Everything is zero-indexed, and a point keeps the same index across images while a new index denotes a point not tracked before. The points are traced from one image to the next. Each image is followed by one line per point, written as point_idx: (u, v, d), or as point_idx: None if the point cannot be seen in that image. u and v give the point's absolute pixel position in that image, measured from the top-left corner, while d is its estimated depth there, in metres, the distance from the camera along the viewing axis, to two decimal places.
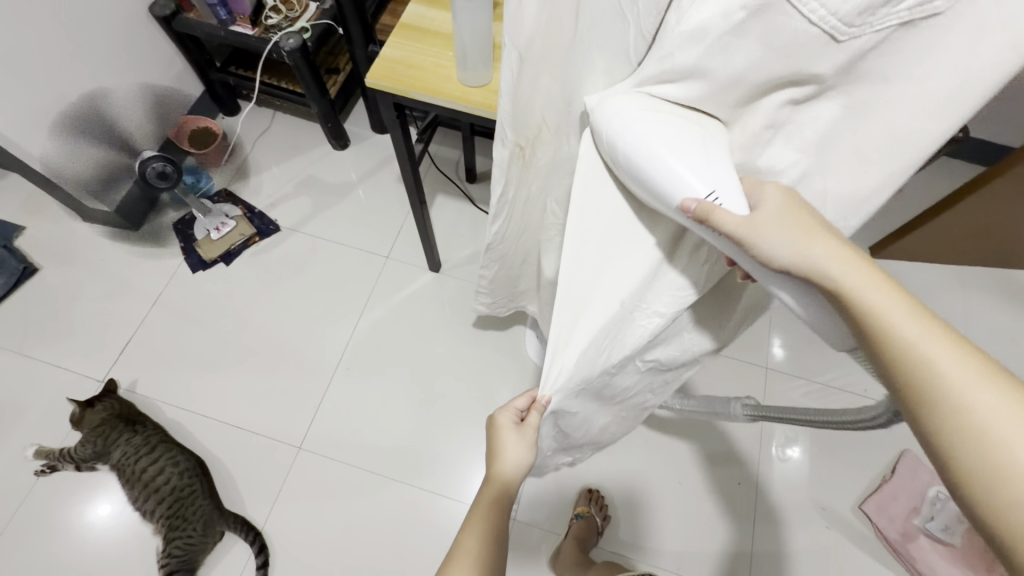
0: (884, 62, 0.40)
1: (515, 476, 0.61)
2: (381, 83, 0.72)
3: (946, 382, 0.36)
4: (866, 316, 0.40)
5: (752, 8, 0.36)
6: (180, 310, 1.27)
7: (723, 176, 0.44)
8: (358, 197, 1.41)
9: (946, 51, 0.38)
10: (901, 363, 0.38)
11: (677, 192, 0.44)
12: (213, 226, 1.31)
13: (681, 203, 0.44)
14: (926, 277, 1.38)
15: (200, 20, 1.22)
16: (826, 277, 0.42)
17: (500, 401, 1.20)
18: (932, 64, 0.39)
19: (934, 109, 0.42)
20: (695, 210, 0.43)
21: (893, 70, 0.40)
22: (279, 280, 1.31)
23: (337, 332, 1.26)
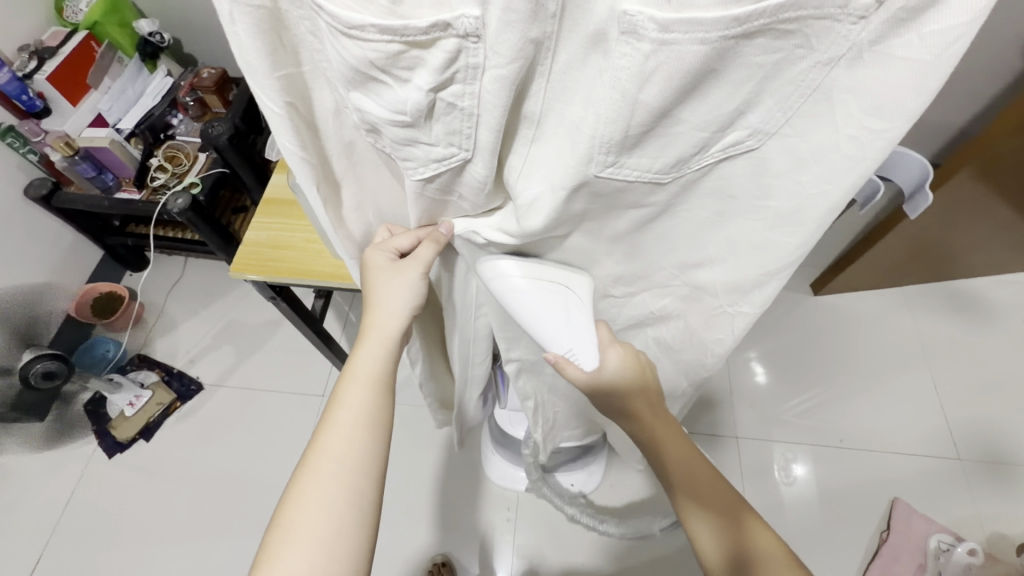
0: (724, 183, 0.41)
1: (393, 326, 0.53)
2: (247, 273, 0.66)
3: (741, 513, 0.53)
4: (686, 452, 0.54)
5: (572, 189, 0.37)
6: (97, 505, 1.15)
7: (581, 336, 0.50)
8: (284, 333, 1.33)
9: (782, 179, 0.39)
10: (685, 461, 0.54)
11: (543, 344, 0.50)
12: (126, 402, 1.21)
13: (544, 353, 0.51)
14: (868, 305, 1.37)
15: (83, 192, 1.17)
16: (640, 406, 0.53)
17: (463, 537, 1.11)
18: (773, 185, 0.40)
19: (783, 224, 0.42)
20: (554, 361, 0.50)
21: (737, 188, 0.41)
22: (207, 445, 1.20)
23: (276, 493, 1.15)
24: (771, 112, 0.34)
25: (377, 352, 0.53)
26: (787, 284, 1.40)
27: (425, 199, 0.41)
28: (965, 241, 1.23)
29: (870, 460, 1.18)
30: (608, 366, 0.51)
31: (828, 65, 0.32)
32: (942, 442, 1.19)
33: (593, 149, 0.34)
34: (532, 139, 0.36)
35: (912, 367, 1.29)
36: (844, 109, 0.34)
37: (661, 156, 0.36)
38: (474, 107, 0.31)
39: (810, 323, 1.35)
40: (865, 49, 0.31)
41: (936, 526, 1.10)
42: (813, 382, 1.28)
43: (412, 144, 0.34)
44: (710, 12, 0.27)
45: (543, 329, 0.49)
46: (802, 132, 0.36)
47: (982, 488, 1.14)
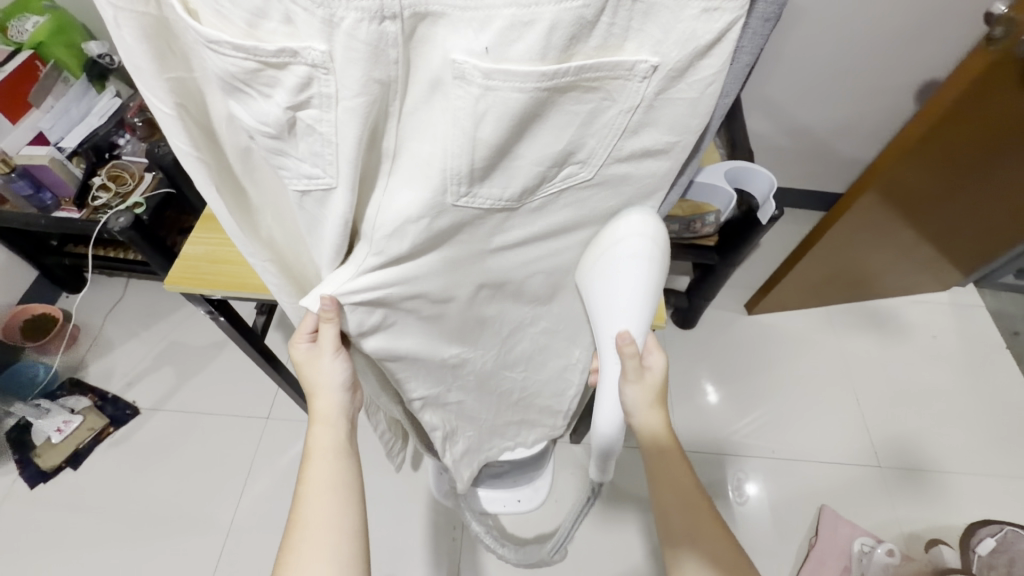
0: (573, 202, 0.49)
1: (337, 404, 0.58)
2: (181, 287, 0.67)
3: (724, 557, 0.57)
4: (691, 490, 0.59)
5: (428, 215, 0.42)
6: (17, 540, 1.08)
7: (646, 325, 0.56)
8: (229, 354, 1.31)
9: (606, 187, 0.48)
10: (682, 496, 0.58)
11: (621, 322, 0.55)
12: (53, 427, 1.15)
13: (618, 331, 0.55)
14: (798, 324, 1.47)
15: (18, 211, 1.14)
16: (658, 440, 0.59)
17: (411, 561, 1.09)
18: (597, 197, 0.49)
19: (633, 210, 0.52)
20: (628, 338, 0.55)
21: (577, 203, 0.49)
22: (141, 471, 1.16)
23: (214, 519, 1.11)
24: (596, 149, 0.42)
25: (328, 432, 0.56)
26: (723, 304, 1.49)
27: (305, 213, 0.44)
28: (876, 262, 1.34)
29: (800, 469, 1.25)
30: (654, 364, 0.59)
31: (629, 113, 0.39)
32: (864, 451, 1.28)
33: (446, 180, 0.40)
34: (389, 173, 0.40)
35: (837, 381, 1.38)
36: (641, 135, 0.42)
37: (508, 184, 0.43)
38: (333, 134, 0.35)
39: (744, 342, 1.43)
40: (654, 99, 0.39)
41: (860, 530, 1.16)
42: (750, 400, 1.34)
43: (282, 155, 0.38)
44: (522, 66, 0.33)
45: (621, 303, 0.54)
46: (618, 160, 0.44)
47: (901, 493, 1.22)
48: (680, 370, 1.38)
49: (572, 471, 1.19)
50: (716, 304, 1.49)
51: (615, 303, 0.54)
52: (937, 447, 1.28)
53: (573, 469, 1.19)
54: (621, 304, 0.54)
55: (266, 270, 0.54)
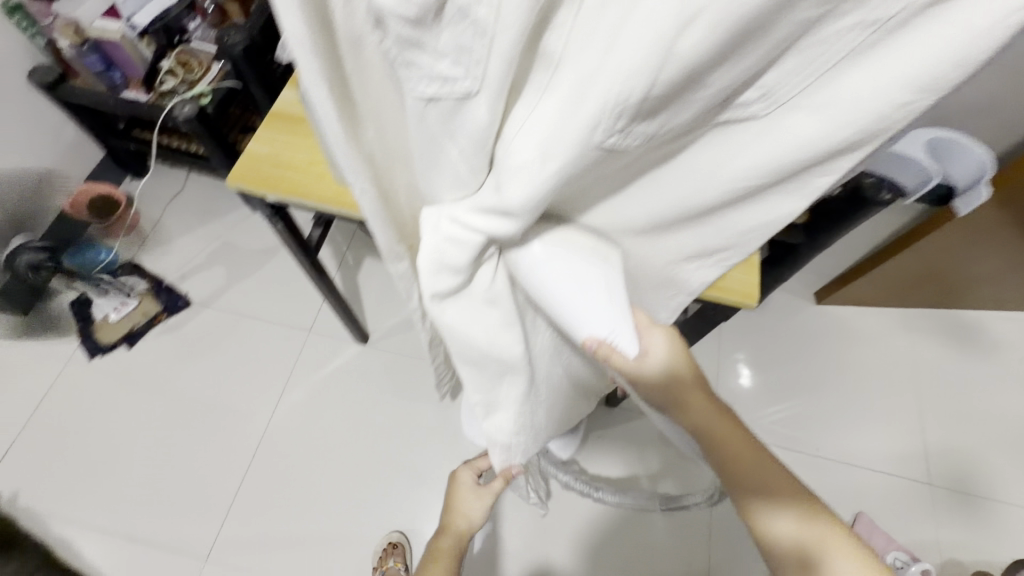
0: (724, 154, 0.37)
1: (469, 526, 0.82)
2: (243, 186, 0.64)
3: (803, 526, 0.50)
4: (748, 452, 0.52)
5: (568, 158, 0.32)
6: (73, 404, 1.14)
7: (625, 318, 0.46)
8: (279, 262, 1.31)
9: (774, 159, 0.35)
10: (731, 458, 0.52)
11: (579, 330, 0.45)
12: (112, 307, 1.20)
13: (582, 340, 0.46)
14: (872, 322, 1.35)
15: (88, 87, 1.13)
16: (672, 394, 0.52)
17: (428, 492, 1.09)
18: (743, 167, 0.37)
19: (801, 190, 0.41)
20: (595, 347, 0.46)
21: (729, 161, 0.37)
22: (188, 362, 1.19)
23: (254, 416, 1.15)
24: (788, 75, 0.30)
25: (452, 538, 0.80)
26: (792, 289, 1.38)
27: (426, 129, 0.34)
28: (981, 270, 1.20)
29: (842, 471, 1.19)
30: (651, 349, 0.50)
31: (871, 28, 0.27)
32: (916, 465, 1.19)
33: (603, 111, 0.29)
34: (544, 88, 0.31)
35: (902, 389, 1.28)
36: (855, 86, 0.30)
37: (671, 120, 0.33)
38: (492, 21, 0.26)
39: (807, 331, 1.34)
40: (918, 13, 0.26)
41: (894, 544, 1.09)
42: (794, 392, 1.27)
43: (417, 48, 0.28)
44: None
45: (573, 309, 0.44)
46: (816, 106, 0.32)
47: (948, 515, 1.14)
48: (731, 349, 1.31)
49: (603, 432, 1.17)
50: (784, 287, 1.38)
51: (569, 312, 0.45)
52: (1001, 475, 1.19)
53: (604, 430, 1.17)
54: (578, 307, 0.44)
55: (365, 193, 0.43)
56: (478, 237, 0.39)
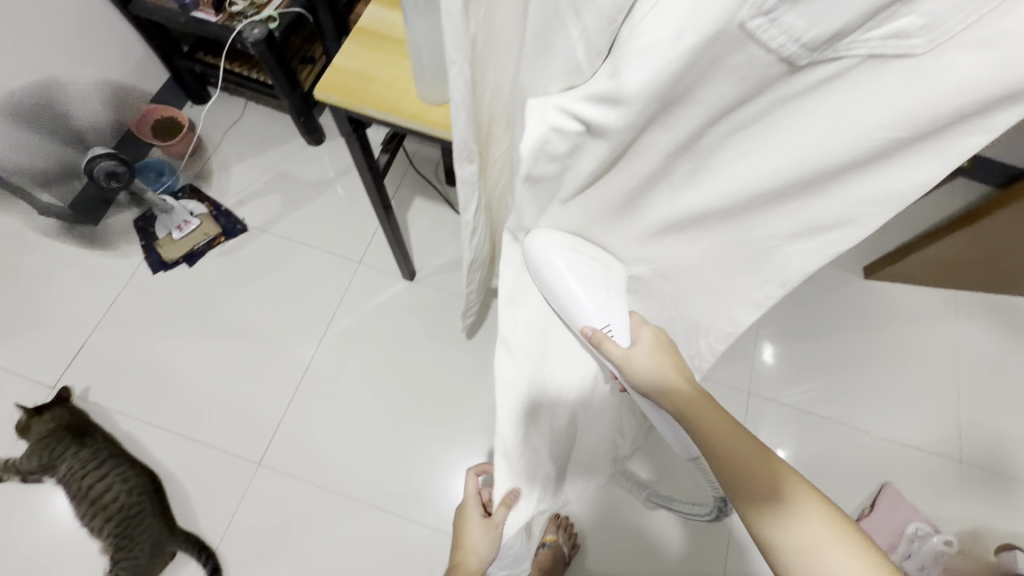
0: (871, 84, 0.35)
1: (482, 563, 0.72)
2: (330, 97, 0.65)
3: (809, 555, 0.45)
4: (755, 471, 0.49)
5: (705, 34, 0.33)
6: (137, 313, 1.20)
7: (618, 316, 0.57)
8: (331, 196, 1.34)
9: (924, 103, 0.34)
10: (736, 480, 0.49)
11: (579, 319, 0.57)
12: (176, 224, 1.25)
13: (581, 328, 0.57)
14: (918, 301, 1.33)
15: (160, 4, 1.13)
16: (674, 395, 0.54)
17: (447, 443, 1.13)
18: (894, 106, 0.35)
19: (939, 159, 0.39)
20: (591, 335, 0.56)
21: (877, 102, 0.36)
22: (244, 283, 1.24)
23: (304, 338, 1.19)
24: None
25: None
26: (838, 263, 1.36)
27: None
28: None
29: (870, 442, 1.20)
30: (640, 340, 0.58)
31: None
32: (948, 443, 1.20)
33: None
34: None
35: (941, 370, 1.27)
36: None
37: (818, 21, 0.31)
38: None
39: (850, 305, 1.32)
40: None
41: (918, 514, 1.12)
42: (815, 374, 1.26)
43: None
44: None
45: (580, 303, 0.56)
46: (982, 38, 0.30)
47: (975, 493, 1.15)
48: (771, 317, 1.32)
49: None
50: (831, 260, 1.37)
51: (571, 302, 0.56)
52: None
53: None
54: (585, 302, 0.56)
55: (462, 73, 0.43)
56: (576, 125, 0.42)
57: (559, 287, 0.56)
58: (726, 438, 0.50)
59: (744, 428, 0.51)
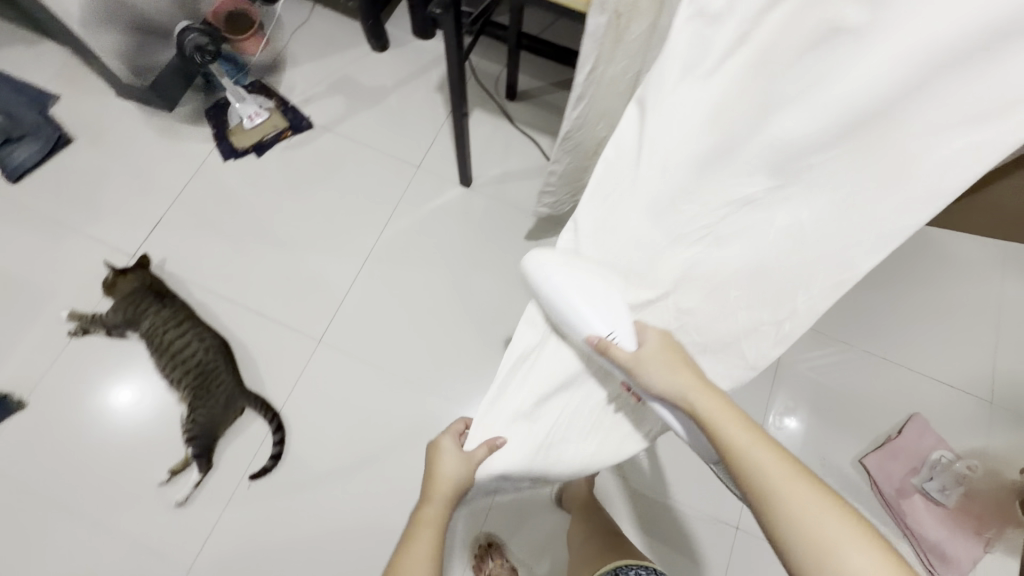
0: None
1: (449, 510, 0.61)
2: None
3: (820, 538, 0.48)
4: (745, 462, 0.52)
5: None
6: (208, 196, 1.26)
7: (621, 320, 0.56)
8: (393, 102, 1.37)
9: None
10: (746, 476, 0.52)
11: (584, 329, 0.56)
12: (247, 114, 1.29)
13: (585, 338, 0.56)
14: (966, 249, 1.33)
15: None
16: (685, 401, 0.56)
17: (473, 371, 1.17)
18: None
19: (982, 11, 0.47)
20: (596, 342, 0.56)
21: None
22: (308, 177, 1.29)
23: (364, 233, 1.25)
24: None
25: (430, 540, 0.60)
26: None
27: None
28: None
29: (903, 376, 1.23)
30: (646, 340, 0.57)
31: None
32: (979, 384, 1.22)
33: None
34: None
35: (982, 316, 1.28)
36: None
37: None
38: None
39: (898, 247, 1.33)
40: None
41: (942, 443, 1.16)
42: (856, 310, 1.28)
43: None
44: None
45: (586, 311, 0.56)
46: None
47: (1001, 431, 1.18)
48: None
49: None
50: None
51: (577, 319, 0.56)
52: None
53: None
54: (586, 305, 0.56)
55: None
56: None
57: (561, 292, 0.57)
58: (732, 423, 0.54)
59: (770, 439, 0.54)
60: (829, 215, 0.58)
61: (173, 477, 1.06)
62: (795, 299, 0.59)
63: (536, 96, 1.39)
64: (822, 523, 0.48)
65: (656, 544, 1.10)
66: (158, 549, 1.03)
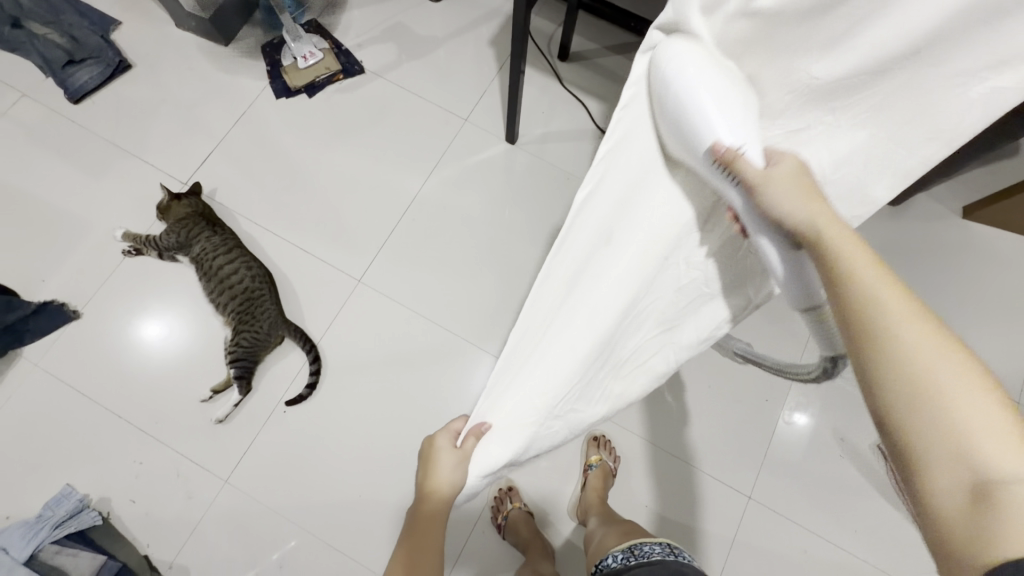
0: None
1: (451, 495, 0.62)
2: None
3: (955, 417, 0.35)
4: (869, 301, 0.40)
5: None
6: (259, 132, 1.29)
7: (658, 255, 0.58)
8: (444, 53, 1.37)
9: None
10: (866, 321, 0.40)
11: (709, 134, 0.52)
12: (301, 53, 1.31)
13: (711, 144, 0.52)
14: (1014, 248, 1.30)
15: None
16: (806, 230, 0.48)
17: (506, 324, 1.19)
18: None
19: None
20: (723, 150, 0.52)
21: None
22: (356, 121, 1.31)
23: (407, 181, 1.27)
24: None
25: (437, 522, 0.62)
26: (939, 198, 1.34)
27: None
28: None
29: None
30: (779, 163, 0.52)
31: None
32: (1009, 383, 1.21)
33: None
34: None
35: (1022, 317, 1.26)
36: None
37: None
38: None
39: (942, 241, 1.31)
40: None
41: None
42: None
43: None
44: None
45: (723, 114, 0.52)
46: None
47: None
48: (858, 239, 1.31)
49: None
50: (932, 194, 1.34)
51: (702, 121, 0.52)
52: None
53: None
54: (712, 113, 0.51)
55: None
56: None
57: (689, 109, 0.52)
58: (860, 263, 0.42)
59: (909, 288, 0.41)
60: (851, 160, 0.58)
61: (213, 397, 1.12)
62: None
63: (588, 58, 1.38)
64: (970, 408, 0.35)
65: (670, 505, 1.13)
66: (197, 461, 1.09)
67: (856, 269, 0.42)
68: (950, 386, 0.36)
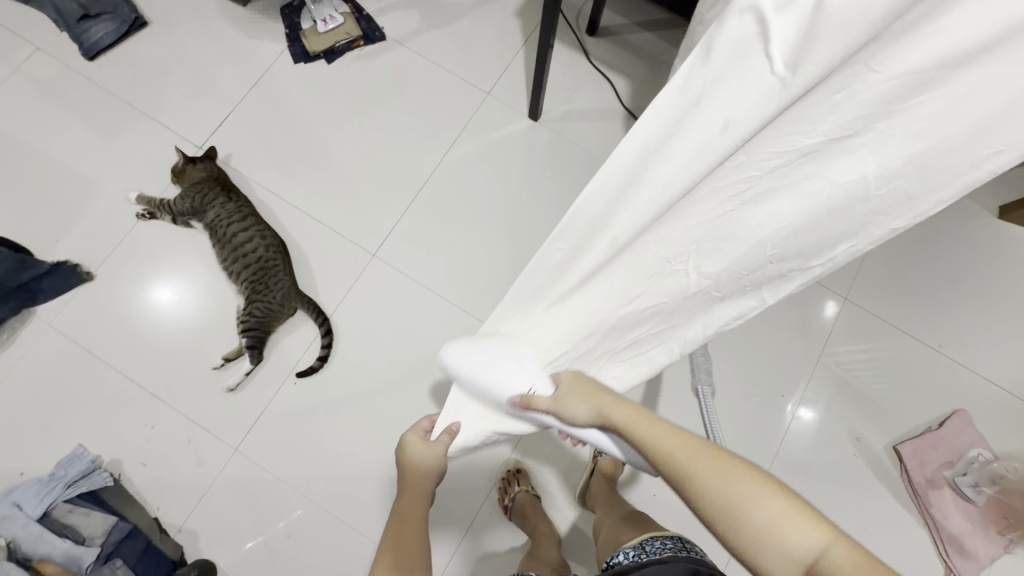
0: None
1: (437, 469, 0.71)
2: None
3: (758, 527, 0.46)
4: (671, 465, 0.52)
5: None
6: (276, 97, 1.25)
7: (534, 376, 0.65)
8: (468, 22, 1.32)
9: None
10: (672, 478, 0.51)
11: (506, 392, 0.65)
12: (322, 16, 1.27)
13: (510, 400, 0.65)
14: None
15: None
16: (619, 425, 0.57)
17: None
18: None
19: None
20: (518, 401, 0.64)
21: None
22: (375, 90, 1.27)
23: (425, 154, 1.23)
24: None
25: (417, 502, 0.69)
26: (974, 196, 1.29)
27: None
28: None
29: (953, 371, 1.20)
30: (561, 383, 0.63)
31: None
32: None
33: None
34: None
35: None
36: None
37: None
38: None
39: (973, 242, 1.26)
40: None
41: (983, 442, 1.14)
42: (916, 300, 1.24)
43: None
44: None
45: (501, 380, 0.65)
46: None
47: None
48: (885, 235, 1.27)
49: None
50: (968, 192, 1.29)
51: (495, 386, 0.66)
52: None
53: None
54: (496, 378, 0.66)
55: None
56: None
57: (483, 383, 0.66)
58: (649, 434, 0.54)
59: (696, 436, 0.53)
60: (901, 171, 0.50)
61: (224, 365, 1.12)
62: (838, 248, 0.56)
63: (616, 33, 1.32)
64: (776, 515, 0.46)
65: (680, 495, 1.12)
66: (208, 428, 1.09)
67: (650, 443, 0.54)
68: (746, 505, 0.47)
